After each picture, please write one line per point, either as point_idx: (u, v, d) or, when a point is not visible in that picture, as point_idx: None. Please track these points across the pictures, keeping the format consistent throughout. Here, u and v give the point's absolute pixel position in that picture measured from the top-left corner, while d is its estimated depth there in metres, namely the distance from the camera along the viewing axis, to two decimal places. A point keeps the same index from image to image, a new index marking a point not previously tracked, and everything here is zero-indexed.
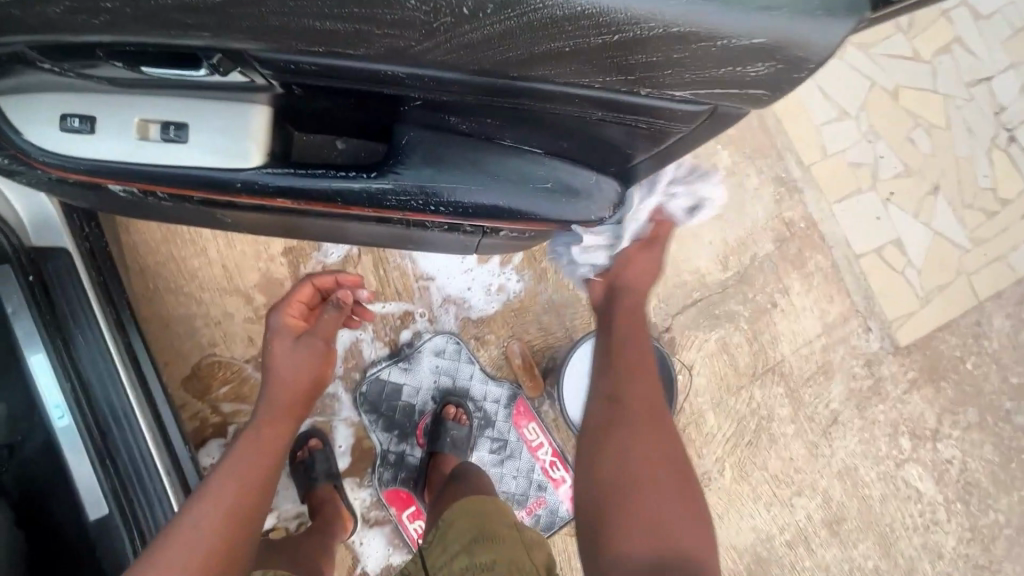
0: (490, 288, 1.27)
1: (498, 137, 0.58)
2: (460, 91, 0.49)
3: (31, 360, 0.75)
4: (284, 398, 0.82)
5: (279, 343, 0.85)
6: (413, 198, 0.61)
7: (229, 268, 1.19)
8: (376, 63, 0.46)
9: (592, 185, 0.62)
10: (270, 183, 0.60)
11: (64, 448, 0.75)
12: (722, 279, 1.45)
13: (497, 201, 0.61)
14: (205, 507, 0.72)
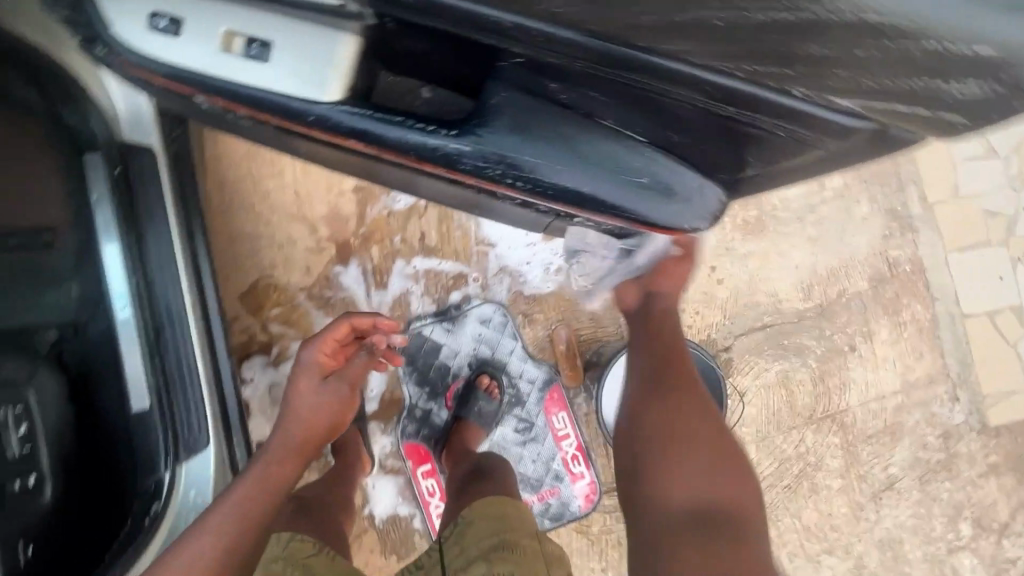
0: (549, 267, 1.24)
1: (597, 115, 0.53)
2: (567, 57, 0.44)
3: (104, 247, 0.81)
4: (298, 438, 0.82)
5: (302, 385, 0.85)
6: (491, 164, 0.56)
7: (301, 196, 1.20)
8: (479, 6, 0.41)
9: (691, 184, 0.57)
10: (347, 122, 0.57)
11: (122, 338, 0.80)
12: (799, 309, 1.32)
13: (578, 184, 0.56)
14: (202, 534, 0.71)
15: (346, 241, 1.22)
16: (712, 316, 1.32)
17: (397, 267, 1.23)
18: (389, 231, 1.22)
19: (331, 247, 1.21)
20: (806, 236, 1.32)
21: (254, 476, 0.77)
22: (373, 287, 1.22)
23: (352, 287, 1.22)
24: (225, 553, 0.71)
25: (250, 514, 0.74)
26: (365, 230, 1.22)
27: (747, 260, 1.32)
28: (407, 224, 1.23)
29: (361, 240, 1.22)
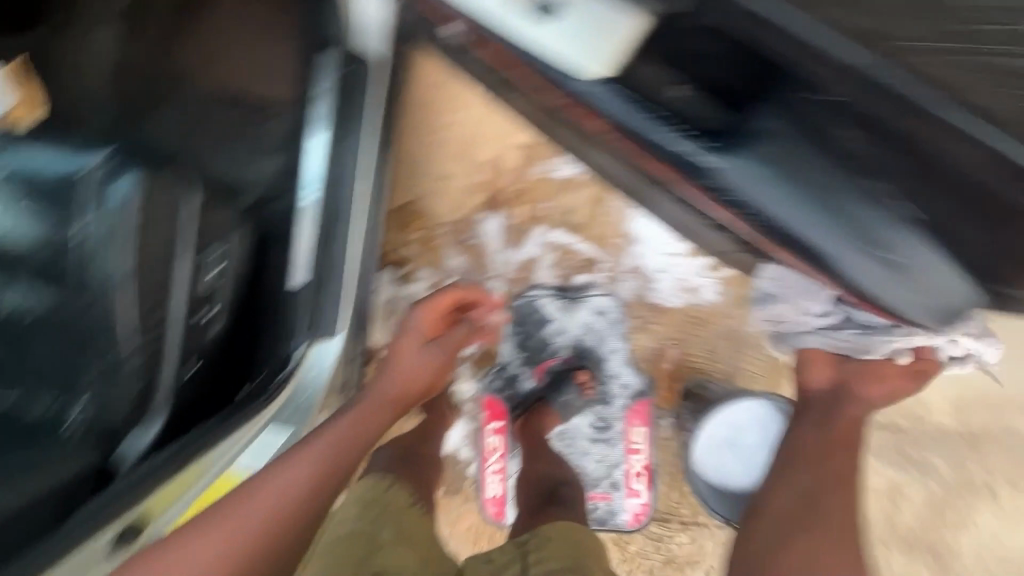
0: (682, 283, 1.20)
1: (869, 173, 0.51)
2: (887, 108, 0.43)
3: (312, 135, 0.90)
4: (394, 390, 0.89)
5: (404, 348, 0.93)
6: (735, 190, 0.55)
7: (473, 136, 1.24)
8: (821, 36, 0.41)
9: (933, 271, 0.55)
10: (605, 100, 0.57)
11: (300, 219, 0.88)
12: (942, 424, 1.16)
13: (821, 237, 0.55)
14: (275, 485, 0.69)
15: (500, 191, 1.25)
16: None
17: (536, 232, 1.24)
18: (540, 196, 1.23)
19: (484, 192, 1.25)
20: None
21: (349, 420, 0.80)
22: (509, 243, 1.25)
23: (489, 237, 1.25)
24: (310, 495, 0.70)
25: (337, 460, 0.74)
26: (520, 187, 1.24)
27: None
28: (561, 194, 1.23)
29: (513, 195, 1.24)
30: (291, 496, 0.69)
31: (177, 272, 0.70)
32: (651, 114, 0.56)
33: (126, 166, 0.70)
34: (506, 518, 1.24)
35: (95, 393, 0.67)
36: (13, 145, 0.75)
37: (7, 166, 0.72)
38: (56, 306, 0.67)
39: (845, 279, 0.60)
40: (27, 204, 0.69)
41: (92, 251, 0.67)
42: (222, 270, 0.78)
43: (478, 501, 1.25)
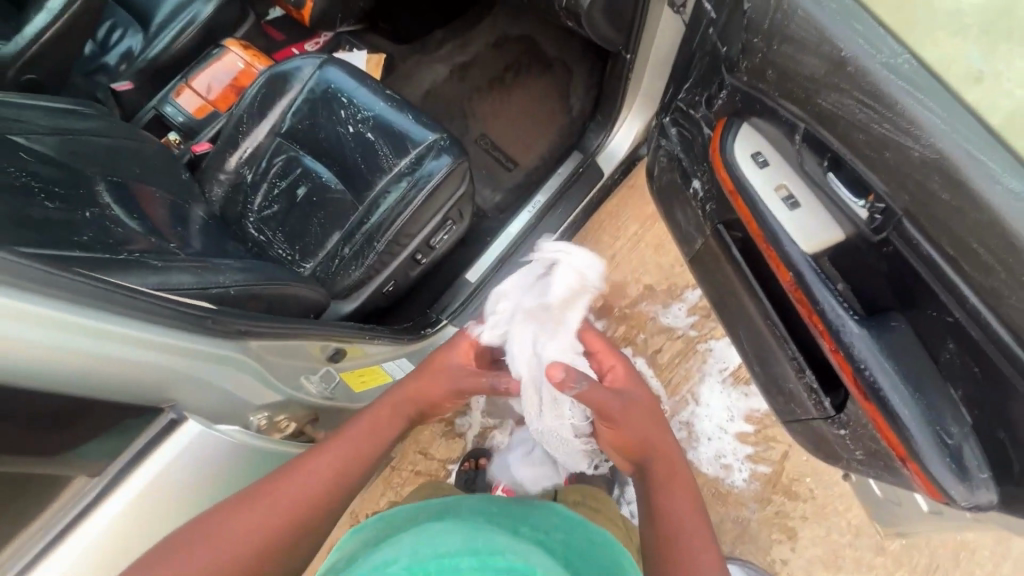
0: (720, 457, 1.35)
1: (962, 406, 0.58)
2: (1007, 363, 0.50)
3: (535, 195, 1.20)
4: (409, 395, 0.69)
5: (435, 373, 0.69)
6: (862, 361, 0.61)
7: (613, 259, 1.53)
8: (974, 296, 0.50)
9: (982, 503, 0.57)
10: (792, 258, 0.67)
11: (497, 239, 1.15)
12: None
13: (915, 428, 0.58)
14: (283, 478, 0.58)
15: (612, 306, 1.50)
16: None
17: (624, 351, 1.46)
18: (640, 327, 1.47)
19: (599, 300, 1.51)
20: None
21: (372, 420, 0.66)
22: None
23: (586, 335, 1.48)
24: (303, 505, 0.57)
25: (341, 453, 0.61)
26: (629, 312, 1.49)
27: None
28: (657, 335, 1.46)
29: (620, 314, 1.49)
30: (286, 497, 0.57)
31: (429, 223, 0.95)
32: (821, 279, 0.66)
33: (449, 149, 0.95)
34: None
35: (336, 266, 0.90)
36: (387, 94, 0.99)
37: (374, 104, 0.98)
38: (352, 203, 0.94)
39: (907, 472, 0.63)
40: (374, 134, 0.95)
41: (396, 184, 0.92)
42: (443, 238, 1.01)
43: None
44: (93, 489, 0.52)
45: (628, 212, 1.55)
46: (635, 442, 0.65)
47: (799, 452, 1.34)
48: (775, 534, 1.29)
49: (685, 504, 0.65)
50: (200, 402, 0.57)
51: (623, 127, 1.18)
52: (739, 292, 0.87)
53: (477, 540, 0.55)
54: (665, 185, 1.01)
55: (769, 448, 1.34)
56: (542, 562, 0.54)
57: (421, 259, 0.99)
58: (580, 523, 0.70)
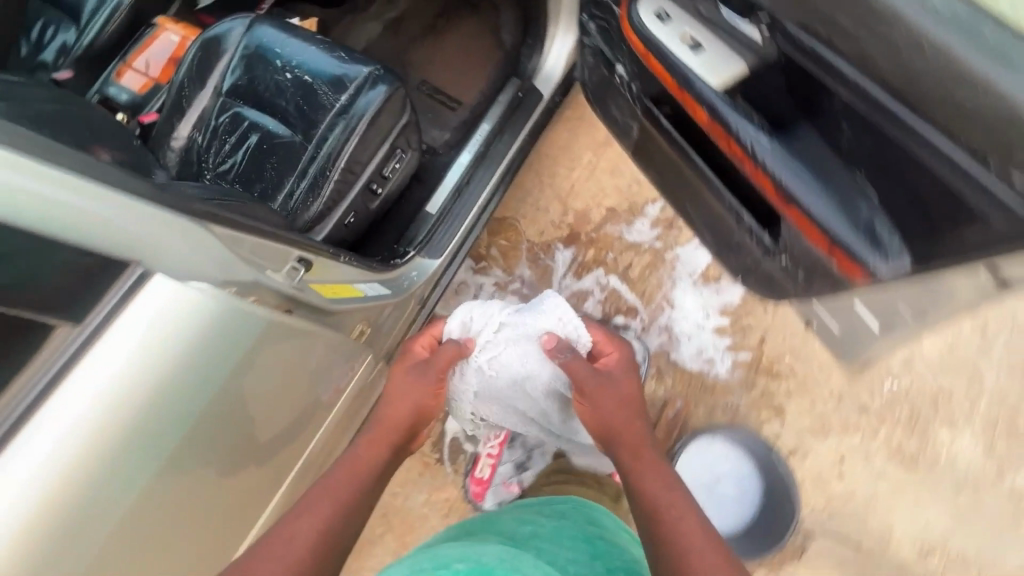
0: (702, 352, 1.41)
1: (868, 184, 0.65)
2: (884, 114, 0.56)
3: (482, 125, 1.24)
4: (387, 420, 0.93)
5: (398, 392, 0.97)
6: (774, 168, 0.68)
7: (572, 188, 1.58)
8: (847, 62, 0.56)
9: (900, 268, 0.62)
10: (704, 94, 0.72)
11: (451, 171, 1.20)
12: (905, 561, 1.23)
13: (829, 214, 0.65)
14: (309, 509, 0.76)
15: (577, 233, 1.55)
16: (814, 498, 1.28)
17: (597, 272, 1.51)
18: (609, 248, 1.53)
19: (566, 229, 1.56)
20: (957, 504, 1.25)
21: (357, 454, 0.88)
22: (572, 274, 1.52)
23: (558, 262, 1.53)
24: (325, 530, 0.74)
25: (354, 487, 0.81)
26: (594, 235, 1.54)
27: (879, 479, 1.28)
28: (625, 251, 1.52)
29: (587, 239, 1.54)
30: (315, 529, 0.74)
31: (378, 151, 1.00)
32: (733, 105, 0.72)
33: (384, 79, 0.99)
34: (484, 501, 1.32)
35: (297, 201, 0.94)
36: (316, 39, 1.04)
37: (307, 50, 1.02)
38: (299, 142, 0.98)
39: (833, 266, 0.69)
40: (311, 77, 1.00)
41: (339, 119, 0.97)
42: (399, 168, 1.06)
43: (464, 477, 1.36)
44: (76, 339, 0.58)
45: (580, 141, 1.61)
46: (602, 422, 0.92)
47: (776, 335, 1.39)
48: (763, 413, 1.35)
49: (654, 480, 0.82)
50: (168, 259, 0.61)
51: (553, 46, 1.21)
52: (678, 163, 0.93)
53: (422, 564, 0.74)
54: (596, 89, 1.06)
55: (745, 336, 1.40)
56: (501, 552, 0.79)
57: (378, 191, 1.04)
58: (548, 504, 1.01)
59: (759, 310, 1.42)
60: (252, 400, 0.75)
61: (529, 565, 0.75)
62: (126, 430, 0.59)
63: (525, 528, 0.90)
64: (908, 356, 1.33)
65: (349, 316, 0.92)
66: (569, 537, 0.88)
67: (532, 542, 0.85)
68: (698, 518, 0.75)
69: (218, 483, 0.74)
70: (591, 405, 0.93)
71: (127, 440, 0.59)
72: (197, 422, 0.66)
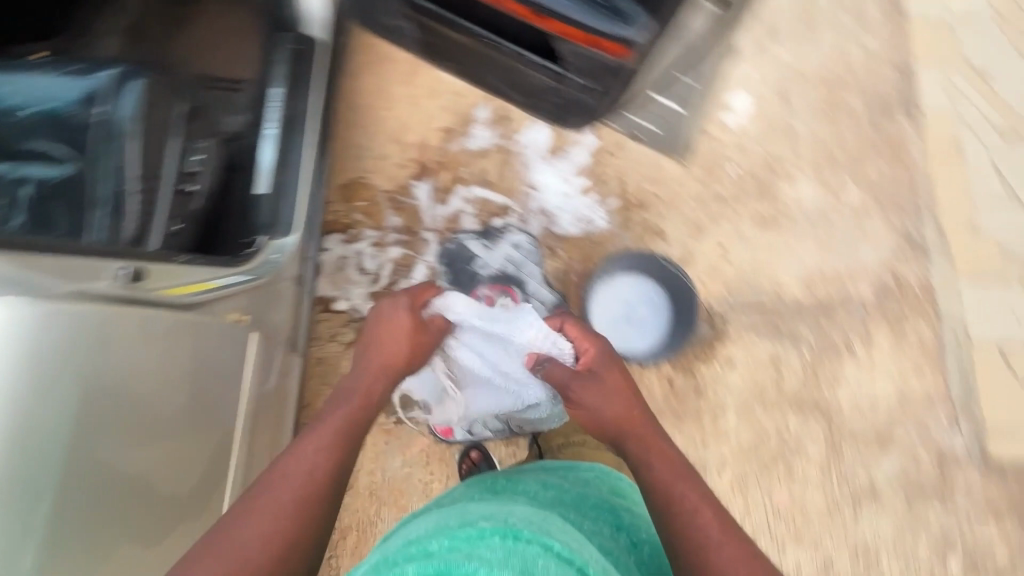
0: (578, 215, 1.50)
1: None
2: None
3: (272, 90, 1.19)
4: (376, 363, 1.05)
5: (382, 340, 1.08)
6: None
7: (402, 126, 1.59)
8: None
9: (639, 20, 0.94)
10: None
11: (262, 145, 1.15)
12: (800, 299, 1.43)
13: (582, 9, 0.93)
14: (284, 472, 0.83)
15: (425, 164, 1.56)
16: (714, 287, 1.44)
17: (459, 190, 1.54)
18: (460, 164, 1.56)
19: (413, 165, 1.56)
20: (818, 236, 1.46)
21: (341, 403, 0.96)
22: (437, 202, 1.54)
23: (420, 198, 1.54)
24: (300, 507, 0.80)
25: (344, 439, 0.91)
26: (441, 159, 1.56)
27: (755, 246, 1.47)
28: (474, 160, 1.56)
29: (437, 165, 1.56)
30: (277, 511, 0.78)
31: (169, 144, 0.96)
32: None
33: (135, 74, 0.94)
34: (454, 435, 1.35)
35: (102, 223, 0.87)
36: (45, 64, 0.92)
37: (31, 74, 0.91)
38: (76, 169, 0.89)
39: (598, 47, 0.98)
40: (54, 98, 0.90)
41: (104, 129, 0.91)
42: (204, 158, 1.04)
43: (426, 424, 1.39)
44: None
45: (389, 80, 1.60)
46: (600, 416, 1.06)
47: (631, 172, 1.52)
48: (649, 240, 1.48)
49: (665, 467, 0.94)
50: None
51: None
52: (455, 33, 1.11)
53: (450, 529, 0.72)
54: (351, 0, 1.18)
55: (607, 185, 1.51)
56: (519, 514, 0.76)
57: (193, 189, 1.00)
58: (568, 472, 1.06)
59: (608, 158, 1.53)
60: (149, 399, 0.84)
61: (558, 526, 0.76)
62: (16, 449, 0.68)
63: (550, 492, 0.94)
64: (736, 140, 1.51)
65: (217, 302, 0.94)
66: (591, 506, 0.94)
67: (559, 508, 0.88)
68: (703, 505, 0.88)
69: (129, 489, 0.81)
70: (586, 408, 1.07)
71: (19, 450, 0.68)
72: (87, 424, 0.75)
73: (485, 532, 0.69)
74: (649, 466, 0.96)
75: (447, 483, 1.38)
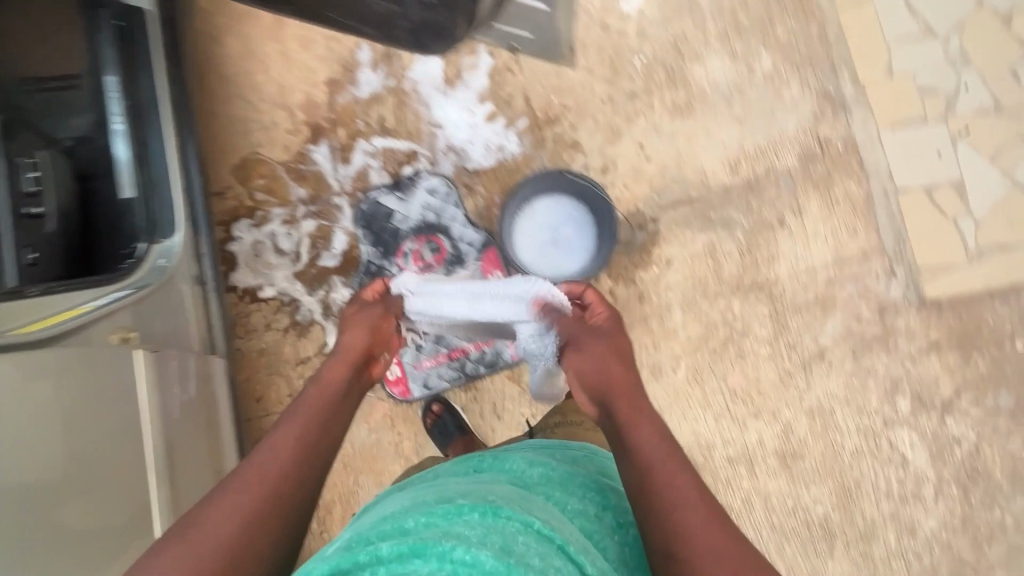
0: (489, 145, 1.42)
1: None
2: None
3: (105, 78, 1.04)
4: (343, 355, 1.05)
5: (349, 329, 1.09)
6: None
7: (283, 87, 1.45)
8: None
9: None
10: None
11: (114, 145, 1.03)
12: (727, 183, 1.39)
13: None
14: (268, 457, 0.85)
15: (318, 124, 1.45)
16: (640, 189, 1.40)
17: (360, 145, 1.44)
18: (355, 116, 1.44)
19: (306, 128, 1.45)
20: (736, 113, 1.40)
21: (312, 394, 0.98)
22: (340, 162, 1.44)
23: (321, 162, 1.44)
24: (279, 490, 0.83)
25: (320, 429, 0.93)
26: (333, 115, 1.45)
27: (674, 138, 1.41)
28: (369, 109, 1.44)
29: (330, 123, 1.45)
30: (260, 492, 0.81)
31: None
32: None
33: None
34: (412, 392, 1.38)
35: None
36: None
37: None
38: None
39: None
40: None
41: None
42: (41, 175, 0.93)
43: (384, 389, 1.39)
44: None
45: (255, 39, 1.45)
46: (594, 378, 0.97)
47: (535, 86, 1.42)
48: (566, 155, 1.41)
49: (651, 438, 0.87)
50: None
51: None
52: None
53: (432, 505, 0.74)
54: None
55: (513, 106, 1.42)
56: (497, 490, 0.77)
57: (41, 212, 0.92)
58: (556, 447, 1.00)
59: (508, 76, 1.42)
60: (54, 442, 0.77)
61: (537, 507, 0.75)
62: None
63: (538, 470, 0.88)
64: (637, 27, 1.41)
65: (92, 324, 0.87)
66: (579, 484, 0.88)
67: (543, 486, 0.84)
68: (689, 489, 0.80)
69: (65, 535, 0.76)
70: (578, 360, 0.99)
71: None
72: None
73: (464, 508, 0.71)
74: (635, 433, 0.89)
75: (416, 440, 1.39)
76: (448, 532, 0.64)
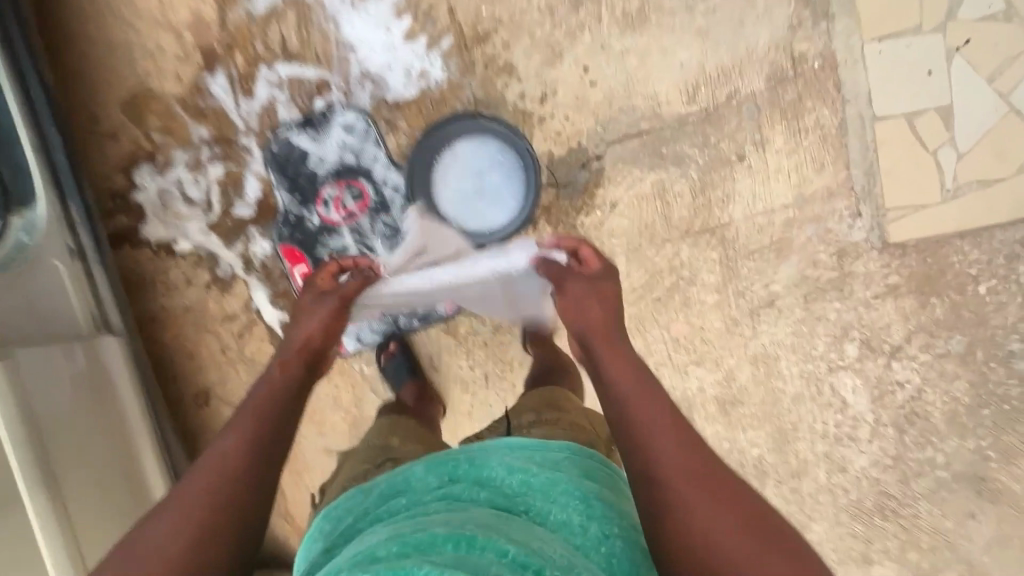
0: (410, 71, 1.23)
1: None
2: None
3: None
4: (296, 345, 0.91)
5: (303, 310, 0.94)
6: None
7: (164, 3, 1.23)
8: None
9: None
10: None
11: None
12: (682, 113, 1.22)
13: None
14: (204, 476, 0.73)
15: (210, 48, 1.24)
16: (583, 122, 1.23)
17: (262, 74, 1.25)
18: (252, 38, 1.24)
19: (197, 54, 1.25)
20: (698, 26, 1.20)
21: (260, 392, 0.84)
22: (242, 96, 1.26)
23: (220, 95, 1.26)
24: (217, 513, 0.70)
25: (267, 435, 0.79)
26: (227, 37, 1.24)
27: (624, 59, 1.21)
28: (267, 28, 1.23)
29: (223, 47, 1.24)
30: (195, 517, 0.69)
31: None
32: None
33: None
34: (347, 346, 1.34)
35: None
36: None
37: None
38: None
39: None
40: None
41: None
42: None
43: None
44: None
45: None
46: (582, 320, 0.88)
47: None
48: (499, 82, 1.22)
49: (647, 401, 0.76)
50: None
51: None
52: None
53: (404, 530, 0.62)
54: None
55: (436, 22, 1.21)
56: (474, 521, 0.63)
57: None
58: (536, 449, 0.82)
59: None
60: None
61: (516, 530, 0.63)
62: None
63: (515, 480, 0.74)
64: None
65: None
66: (562, 492, 0.73)
67: (519, 503, 0.71)
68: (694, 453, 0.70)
69: None
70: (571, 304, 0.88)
71: None
72: None
73: (436, 539, 0.59)
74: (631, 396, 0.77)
75: (355, 393, 1.37)
76: (418, 561, 0.54)
